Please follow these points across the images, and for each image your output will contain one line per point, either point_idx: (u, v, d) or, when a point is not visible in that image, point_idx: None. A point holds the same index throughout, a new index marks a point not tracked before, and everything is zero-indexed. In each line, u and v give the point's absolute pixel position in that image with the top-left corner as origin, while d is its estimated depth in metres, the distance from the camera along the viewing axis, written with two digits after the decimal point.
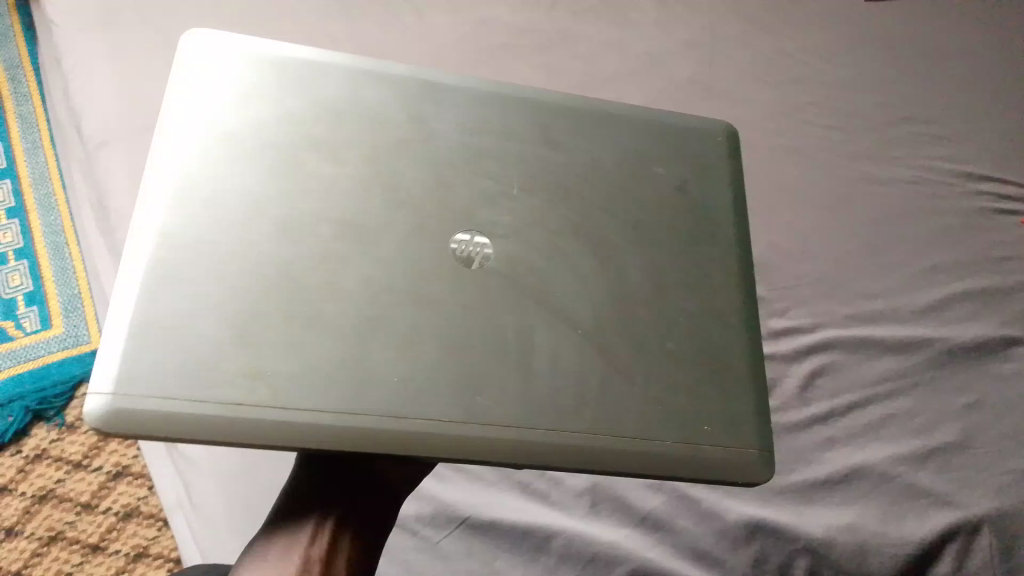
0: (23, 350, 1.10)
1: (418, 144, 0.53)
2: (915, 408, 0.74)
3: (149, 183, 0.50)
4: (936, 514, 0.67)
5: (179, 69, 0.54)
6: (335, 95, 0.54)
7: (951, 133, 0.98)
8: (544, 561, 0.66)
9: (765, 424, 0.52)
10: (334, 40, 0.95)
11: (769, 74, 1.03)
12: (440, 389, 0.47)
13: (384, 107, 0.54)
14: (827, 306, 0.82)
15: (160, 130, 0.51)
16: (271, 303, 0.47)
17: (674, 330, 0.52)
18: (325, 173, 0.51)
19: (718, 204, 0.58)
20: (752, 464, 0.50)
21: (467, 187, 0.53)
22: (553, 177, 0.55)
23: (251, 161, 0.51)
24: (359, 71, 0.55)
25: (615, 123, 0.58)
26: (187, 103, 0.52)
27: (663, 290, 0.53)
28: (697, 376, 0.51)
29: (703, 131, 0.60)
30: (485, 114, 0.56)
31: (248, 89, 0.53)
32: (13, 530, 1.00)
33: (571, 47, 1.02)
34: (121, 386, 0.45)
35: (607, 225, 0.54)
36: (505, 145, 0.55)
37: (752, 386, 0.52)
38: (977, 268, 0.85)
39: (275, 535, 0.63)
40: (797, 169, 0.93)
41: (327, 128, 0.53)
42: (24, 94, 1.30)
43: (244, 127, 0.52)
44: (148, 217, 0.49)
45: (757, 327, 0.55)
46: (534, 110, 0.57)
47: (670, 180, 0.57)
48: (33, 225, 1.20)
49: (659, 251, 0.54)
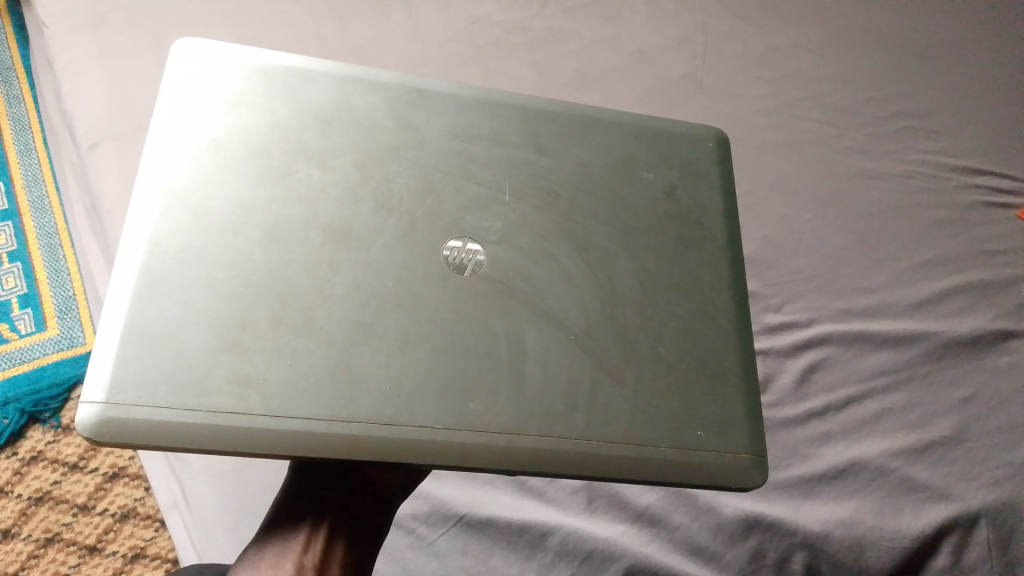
0: (19, 352, 1.10)
1: (408, 150, 0.53)
2: (910, 403, 0.75)
3: (139, 190, 0.49)
4: (933, 508, 0.68)
5: (167, 77, 0.53)
6: (323, 102, 0.53)
7: (944, 127, 0.98)
8: (540, 558, 0.66)
9: (759, 428, 0.52)
10: (325, 40, 0.94)
11: (761, 70, 1.03)
12: (434, 394, 0.47)
13: (373, 114, 0.54)
14: (822, 301, 0.82)
15: (150, 138, 0.51)
16: (262, 310, 0.47)
17: (667, 335, 0.52)
18: (315, 180, 0.51)
19: (710, 211, 0.58)
20: (746, 468, 0.50)
21: (457, 192, 0.52)
22: (543, 182, 0.54)
23: (240, 168, 0.50)
24: (348, 78, 0.54)
25: (606, 128, 0.58)
26: (176, 111, 0.52)
27: (655, 296, 0.53)
28: (690, 379, 0.51)
29: (693, 135, 0.60)
30: (475, 119, 0.55)
31: (236, 96, 0.53)
32: (10, 532, 1.00)
33: (563, 44, 1.01)
34: (112, 394, 0.44)
35: (599, 230, 0.54)
36: (495, 151, 0.54)
37: (745, 389, 0.52)
38: (972, 262, 0.86)
39: (268, 543, 0.63)
40: (790, 164, 0.93)
41: (316, 135, 0.52)
42: (16, 97, 1.31)
43: (232, 135, 0.51)
44: (137, 223, 0.48)
45: (749, 333, 0.55)
46: (524, 115, 0.56)
47: (660, 184, 0.57)
48: (27, 227, 1.20)
49: (651, 257, 0.54)
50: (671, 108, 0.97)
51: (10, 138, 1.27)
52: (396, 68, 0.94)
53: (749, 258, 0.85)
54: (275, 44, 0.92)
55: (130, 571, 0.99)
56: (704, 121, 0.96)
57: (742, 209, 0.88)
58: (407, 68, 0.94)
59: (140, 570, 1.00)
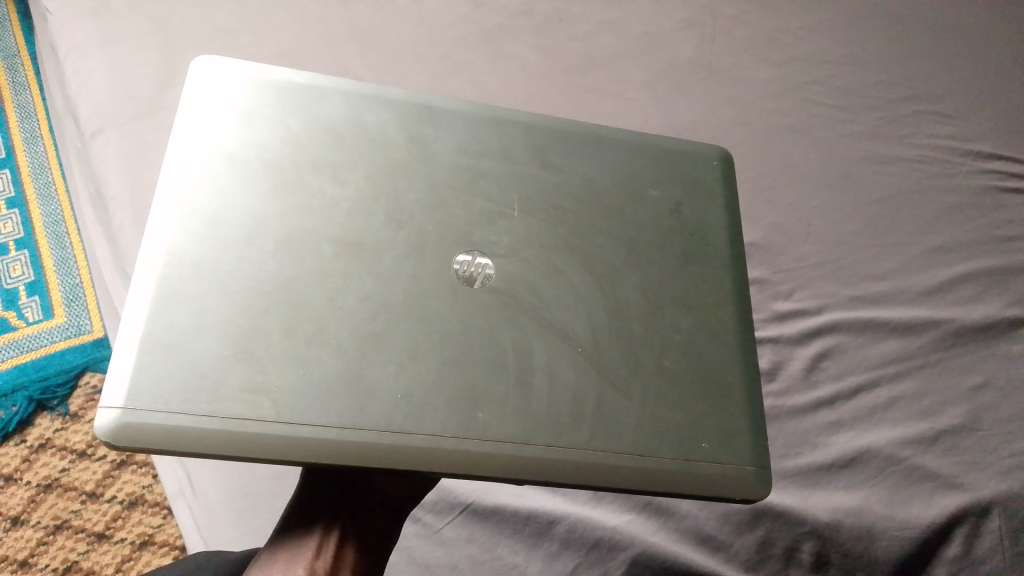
0: (26, 340, 1.11)
1: (419, 166, 0.53)
2: (921, 391, 0.74)
3: (160, 201, 0.50)
4: (944, 497, 0.68)
5: (186, 91, 0.54)
6: (336, 119, 0.53)
7: (958, 110, 0.96)
8: (546, 547, 0.67)
9: (761, 443, 0.52)
10: (328, 25, 0.93)
11: (770, 53, 1.01)
12: (443, 404, 0.47)
13: (385, 130, 0.54)
14: (831, 288, 0.81)
15: (169, 150, 0.52)
16: (275, 319, 0.47)
17: (671, 349, 0.52)
18: (328, 195, 0.51)
19: (714, 227, 0.58)
20: (747, 481, 0.51)
21: (465, 209, 0.53)
22: (550, 199, 0.55)
23: (256, 181, 0.51)
24: (360, 94, 0.55)
25: (613, 144, 0.58)
26: (196, 124, 0.52)
27: (661, 312, 0.53)
28: (694, 391, 0.51)
29: (697, 154, 0.60)
30: (485, 136, 0.56)
31: (251, 110, 0.53)
32: (19, 519, 1.02)
33: (569, 27, 0.99)
34: (131, 399, 0.45)
35: (604, 243, 0.54)
36: (504, 167, 0.55)
37: (747, 403, 0.53)
38: (985, 248, 0.84)
39: (280, 548, 0.64)
40: (800, 149, 0.92)
41: (329, 150, 0.52)
42: (22, 85, 1.31)
43: (247, 148, 0.52)
44: (156, 233, 0.49)
45: (753, 349, 0.55)
46: (532, 132, 0.57)
47: (664, 201, 0.57)
48: (33, 215, 1.20)
49: (656, 272, 0.55)
50: (679, 92, 0.95)
51: (16, 125, 1.27)
52: (398, 52, 0.93)
53: (758, 245, 0.84)
54: (279, 32, 0.91)
55: (138, 558, 1.02)
56: (713, 105, 0.95)
57: (752, 195, 0.87)
58: (411, 53, 0.93)
59: (148, 557, 1.02)
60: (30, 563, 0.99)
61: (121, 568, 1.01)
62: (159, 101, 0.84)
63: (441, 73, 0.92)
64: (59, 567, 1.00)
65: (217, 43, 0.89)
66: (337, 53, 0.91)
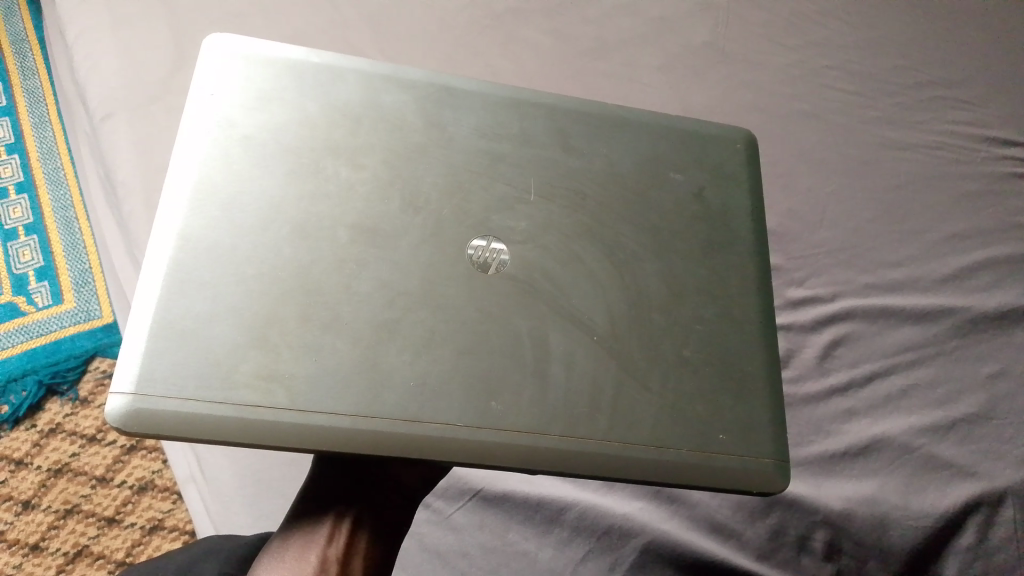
0: (35, 325, 1.12)
1: (436, 149, 0.53)
2: (936, 378, 0.73)
3: (173, 184, 0.49)
4: (960, 486, 0.67)
5: (201, 71, 0.53)
6: (353, 100, 0.53)
7: (975, 96, 0.94)
8: (557, 533, 0.67)
9: (780, 433, 0.52)
10: (337, 7, 0.91)
11: (785, 37, 0.99)
12: (457, 392, 0.47)
13: (403, 113, 0.53)
14: (846, 274, 0.80)
15: (183, 132, 0.51)
16: (291, 305, 0.47)
17: (691, 339, 0.52)
18: (345, 178, 0.51)
19: (738, 214, 0.57)
20: (764, 473, 0.50)
21: (482, 194, 0.52)
22: (569, 184, 0.54)
23: (272, 165, 0.50)
24: (378, 75, 0.54)
25: (635, 128, 0.57)
26: (211, 106, 0.52)
27: (680, 301, 0.52)
28: (711, 383, 0.51)
29: (723, 138, 0.59)
30: (503, 119, 0.55)
31: (267, 91, 0.52)
32: (30, 503, 1.03)
33: (581, 10, 0.97)
34: (143, 385, 0.45)
35: (624, 230, 0.54)
36: (522, 150, 0.54)
37: (766, 392, 0.52)
38: (1002, 235, 0.83)
39: (291, 536, 0.64)
40: (814, 134, 0.90)
41: (346, 132, 0.52)
42: (31, 69, 1.30)
43: (265, 132, 0.51)
44: (168, 217, 0.48)
45: (774, 337, 0.54)
46: (552, 114, 0.56)
47: (686, 186, 0.56)
48: (43, 200, 1.20)
49: (677, 259, 0.54)
50: (693, 77, 0.94)
51: (25, 109, 1.26)
52: (409, 36, 0.91)
53: (772, 231, 0.82)
54: (288, 13, 0.89)
55: (148, 542, 1.02)
56: (726, 90, 0.93)
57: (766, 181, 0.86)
58: (421, 37, 0.91)
59: (158, 541, 1.03)
60: (41, 547, 1.00)
61: (132, 552, 1.01)
62: (169, 85, 0.83)
63: (451, 56, 0.91)
64: (70, 551, 1.00)
65: (226, 23, 0.87)
66: (347, 36, 0.90)
